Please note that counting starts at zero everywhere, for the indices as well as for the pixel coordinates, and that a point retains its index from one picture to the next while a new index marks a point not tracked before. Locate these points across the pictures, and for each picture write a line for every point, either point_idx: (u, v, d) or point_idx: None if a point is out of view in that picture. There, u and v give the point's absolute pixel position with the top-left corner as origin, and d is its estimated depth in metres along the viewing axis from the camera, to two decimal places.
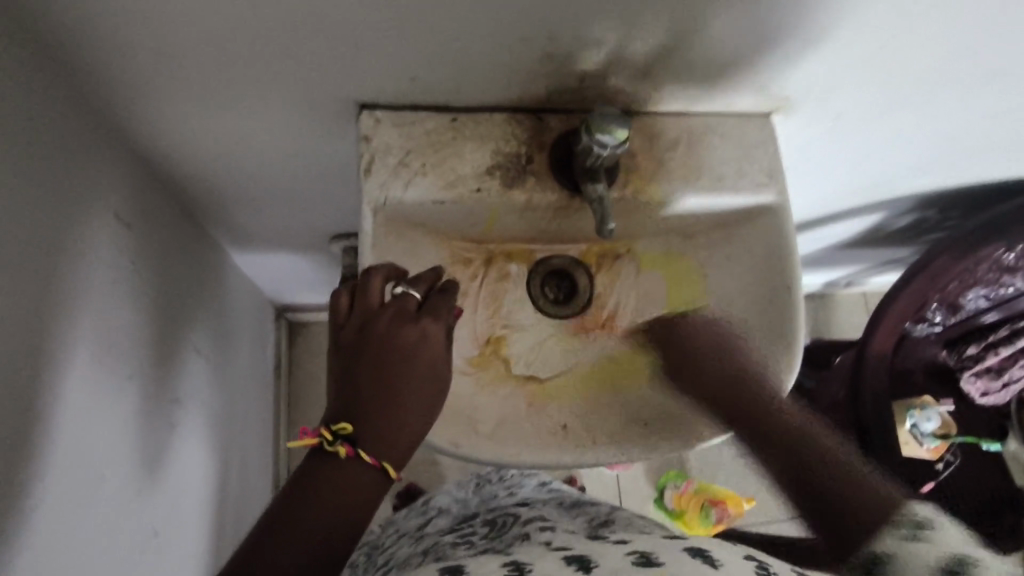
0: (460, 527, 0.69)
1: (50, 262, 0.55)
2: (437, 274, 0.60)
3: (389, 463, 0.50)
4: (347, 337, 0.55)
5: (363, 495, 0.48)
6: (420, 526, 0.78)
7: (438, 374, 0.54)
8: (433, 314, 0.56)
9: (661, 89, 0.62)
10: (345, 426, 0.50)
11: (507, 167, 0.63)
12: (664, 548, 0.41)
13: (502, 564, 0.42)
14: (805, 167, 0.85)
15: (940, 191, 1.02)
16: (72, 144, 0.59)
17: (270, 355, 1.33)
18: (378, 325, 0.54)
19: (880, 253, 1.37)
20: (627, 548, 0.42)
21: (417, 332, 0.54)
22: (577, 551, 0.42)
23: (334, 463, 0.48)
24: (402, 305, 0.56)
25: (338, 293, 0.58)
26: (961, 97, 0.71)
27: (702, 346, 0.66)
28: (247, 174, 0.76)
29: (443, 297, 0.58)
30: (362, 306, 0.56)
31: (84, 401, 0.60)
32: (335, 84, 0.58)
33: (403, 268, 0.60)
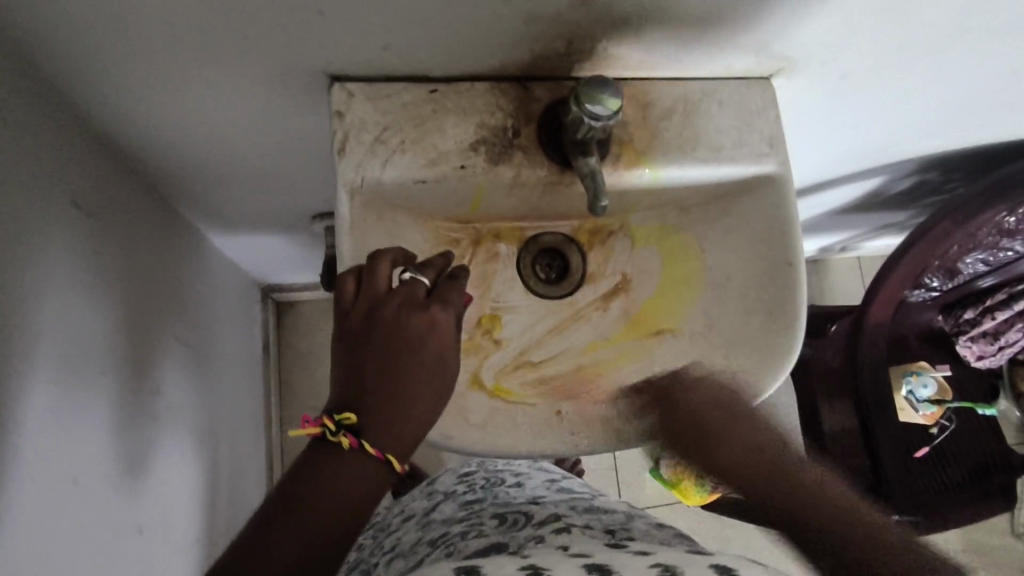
0: (469, 516, 0.67)
1: (8, 259, 0.52)
2: (447, 260, 0.57)
3: (393, 456, 0.48)
4: (352, 325, 0.51)
5: (364, 493, 0.46)
6: (428, 509, 0.76)
7: (446, 368, 0.51)
8: (443, 301, 0.53)
9: (655, 52, 0.58)
10: (349, 416, 0.47)
11: (492, 141, 0.59)
12: (691, 564, 0.40)
13: (520, 567, 0.40)
14: (808, 132, 0.81)
15: (941, 154, 0.98)
16: (29, 134, 0.54)
17: (259, 337, 1.30)
18: (385, 311, 0.51)
19: (877, 217, 1.35)
20: (649, 559, 0.41)
21: (426, 320, 0.51)
22: (598, 559, 0.41)
23: (335, 454, 0.46)
24: (411, 293, 0.52)
25: (344, 276, 0.54)
26: (969, 54, 0.68)
27: (717, 412, 0.59)
28: (218, 157, 0.72)
29: (454, 283, 0.54)
30: (368, 293, 0.52)
31: (52, 403, 0.57)
32: (305, 58, 0.53)
33: (412, 252, 0.56)
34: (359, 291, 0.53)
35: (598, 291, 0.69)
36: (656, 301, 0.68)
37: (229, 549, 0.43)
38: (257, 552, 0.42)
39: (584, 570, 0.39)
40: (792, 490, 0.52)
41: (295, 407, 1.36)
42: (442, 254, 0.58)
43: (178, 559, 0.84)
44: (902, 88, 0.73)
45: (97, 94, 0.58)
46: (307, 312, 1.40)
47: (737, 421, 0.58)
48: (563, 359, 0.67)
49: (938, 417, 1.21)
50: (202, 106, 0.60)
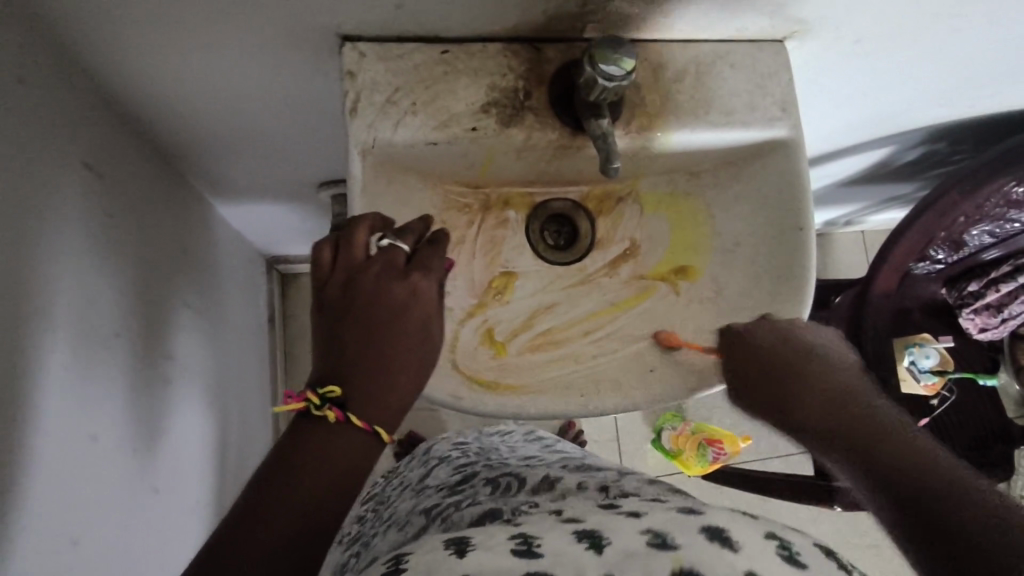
0: (462, 483, 0.68)
1: (25, 219, 0.52)
2: (426, 224, 0.57)
3: (381, 427, 0.49)
4: (331, 293, 0.52)
5: (356, 462, 0.47)
6: (424, 477, 0.78)
7: (429, 333, 0.52)
8: (423, 269, 0.53)
9: (668, 13, 0.57)
10: (333, 388, 0.48)
11: (504, 103, 0.58)
12: (680, 527, 0.41)
13: (510, 537, 0.41)
14: (817, 100, 0.80)
15: (951, 123, 0.98)
16: (39, 95, 0.54)
17: (264, 307, 1.31)
18: (365, 278, 0.52)
19: (883, 190, 1.34)
20: (640, 523, 0.42)
21: (407, 289, 0.51)
22: (588, 524, 0.42)
23: (323, 426, 0.47)
24: (390, 260, 0.53)
25: (321, 246, 0.55)
26: (982, 22, 0.67)
27: (784, 357, 0.60)
28: (223, 121, 0.71)
29: (434, 247, 0.55)
30: (346, 261, 0.53)
31: (70, 364, 0.58)
32: (314, 17, 0.52)
33: (390, 218, 0.56)
34: (336, 259, 0.54)
35: (606, 256, 0.69)
36: (663, 270, 0.69)
37: (222, 525, 0.44)
38: (256, 523, 0.43)
39: (574, 537, 0.40)
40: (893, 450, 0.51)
41: (301, 376, 1.38)
42: (421, 219, 0.58)
43: (191, 524, 0.86)
44: (914, 54, 0.72)
45: (103, 53, 0.57)
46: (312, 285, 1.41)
47: (791, 368, 0.59)
48: (571, 324, 0.68)
49: (940, 388, 1.22)
50: (210, 68, 0.59)
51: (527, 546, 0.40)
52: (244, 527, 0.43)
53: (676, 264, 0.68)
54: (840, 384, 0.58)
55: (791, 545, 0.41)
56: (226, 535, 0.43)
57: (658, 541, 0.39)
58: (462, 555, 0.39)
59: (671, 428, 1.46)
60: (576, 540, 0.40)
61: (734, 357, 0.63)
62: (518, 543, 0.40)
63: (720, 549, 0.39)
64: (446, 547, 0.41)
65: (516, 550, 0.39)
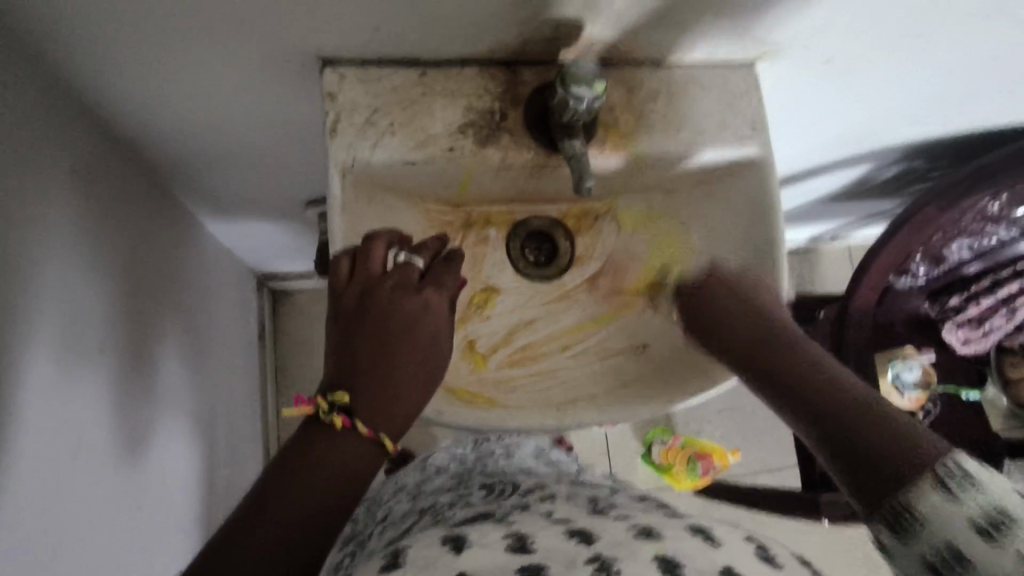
0: (456, 488, 0.69)
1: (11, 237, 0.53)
2: (441, 243, 0.60)
3: (385, 435, 0.50)
4: (346, 304, 0.55)
5: (356, 466, 0.48)
6: (419, 482, 0.78)
7: (438, 347, 0.55)
8: (436, 284, 0.56)
9: (640, 37, 0.59)
10: (341, 396, 0.49)
11: (481, 124, 0.60)
12: (669, 524, 0.42)
13: (504, 534, 0.42)
14: (792, 118, 0.83)
15: (925, 141, 1.00)
16: (24, 114, 0.55)
17: (254, 324, 1.32)
18: (380, 293, 0.54)
19: (865, 206, 1.36)
20: (630, 523, 0.43)
21: (420, 302, 0.54)
22: (580, 524, 0.43)
23: (328, 431, 0.48)
24: (405, 275, 0.55)
25: (339, 257, 0.56)
26: (947, 43, 0.70)
27: (732, 295, 0.61)
28: (209, 139, 0.72)
29: (448, 266, 0.58)
30: (362, 274, 0.55)
31: (52, 381, 0.58)
32: (295, 41, 0.54)
33: (407, 234, 0.59)
34: (353, 272, 0.56)
35: (586, 272, 0.71)
36: (642, 284, 0.70)
37: (220, 530, 0.45)
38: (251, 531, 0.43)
39: (566, 534, 0.41)
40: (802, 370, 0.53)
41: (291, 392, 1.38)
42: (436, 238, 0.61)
43: (174, 540, 0.85)
44: (883, 74, 0.75)
45: (89, 74, 0.58)
46: (302, 301, 1.42)
47: (741, 298, 0.61)
48: (549, 339, 0.69)
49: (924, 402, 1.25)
50: (196, 89, 0.61)
51: (519, 542, 0.40)
52: (249, 519, 0.44)
53: (649, 279, 0.70)
54: (755, 320, 0.59)
55: (776, 556, 0.42)
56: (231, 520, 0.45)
57: (644, 534, 0.41)
58: (458, 551, 0.40)
59: (661, 442, 1.46)
60: (567, 537, 0.41)
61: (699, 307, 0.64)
62: (511, 540, 0.41)
63: (702, 543, 0.40)
64: (443, 543, 0.41)
65: (509, 547, 0.40)
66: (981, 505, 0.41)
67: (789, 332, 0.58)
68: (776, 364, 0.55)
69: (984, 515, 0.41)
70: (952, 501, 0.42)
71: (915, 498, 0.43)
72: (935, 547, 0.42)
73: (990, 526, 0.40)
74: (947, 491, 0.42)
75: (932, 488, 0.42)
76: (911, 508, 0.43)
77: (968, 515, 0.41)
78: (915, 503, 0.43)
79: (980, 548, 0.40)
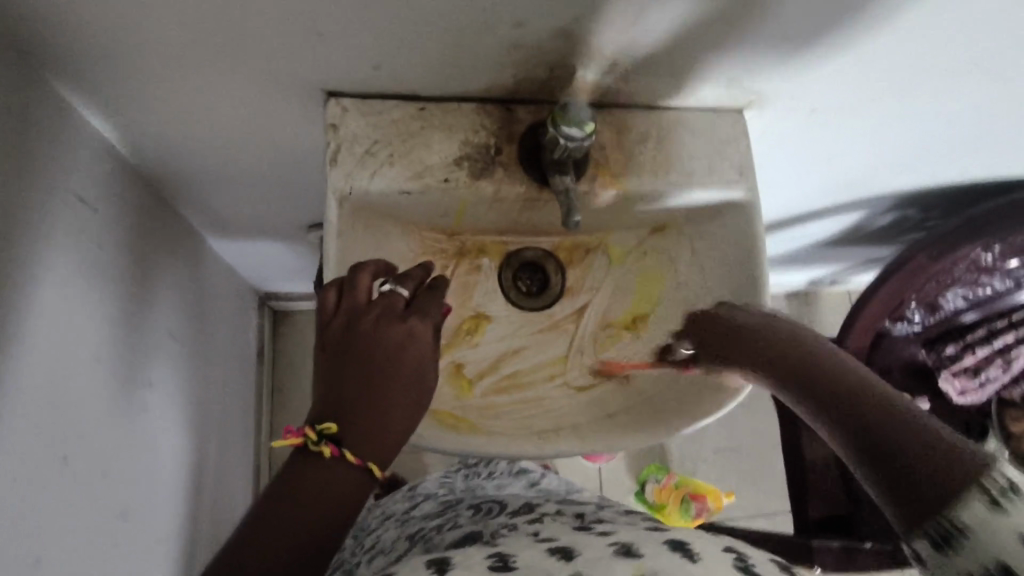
0: (443, 513, 0.71)
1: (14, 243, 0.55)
2: (426, 270, 0.60)
3: (372, 462, 0.50)
4: (333, 333, 0.55)
5: (347, 492, 0.49)
6: (408, 509, 0.79)
7: (423, 374, 0.54)
8: (421, 313, 0.56)
9: (632, 81, 0.62)
10: (329, 425, 0.50)
11: (476, 158, 0.62)
12: (648, 541, 0.43)
13: (486, 555, 0.43)
14: (784, 163, 0.85)
15: (917, 190, 1.02)
16: (41, 133, 0.57)
17: (253, 343, 1.33)
18: (365, 321, 0.55)
19: (862, 252, 1.38)
20: (609, 539, 0.44)
21: (404, 331, 0.54)
22: (561, 542, 0.45)
23: (318, 460, 0.49)
24: (390, 304, 0.56)
25: (325, 290, 0.58)
26: (932, 98, 0.73)
27: (756, 321, 0.58)
28: (218, 162, 0.75)
29: (432, 294, 0.58)
30: (348, 303, 0.57)
31: (44, 387, 0.59)
32: (302, 74, 0.57)
33: (393, 263, 0.60)
34: (339, 302, 0.57)
35: (575, 304, 0.72)
36: (627, 319, 0.71)
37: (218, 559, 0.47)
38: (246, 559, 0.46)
39: (546, 552, 0.43)
40: (835, 379, 0.48)
41: (285, 413, 1.39)
42: (422, 264, 0.62)
43: (157, 554, 0.85)
44: (869, 125, 0.77)
45: (106, 98, 0.61)
46: (302, 322, 1.44)
47: (769, 322, 0.57)
48: (536, 368, 0.70)
49: None
50: (208, 116, 0.64)
51: (501, 565, 0.42)
52: (245, 548, 0.47)
53: (634, 312, 0.71)
54: (792, 338, 0.53)
55: (748, 557, 0.42)
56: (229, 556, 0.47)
57: (624, 552, 0.42)
58: (443, 572, 0.41)
59: (654, 480, 1.45)
60: (549, 554, 0.43)
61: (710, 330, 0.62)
62: (495, 561, 0.43)
63: (680, 559, 0.41)
64: (428, 567, 0.42)
65: (493, 567, 0.42)
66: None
67: (824, 346, 0.52)
68: (821, 368, 0.49)
69: None
70: (1000, 515, 0.36)
71: (961, 512, 0.37)
72: (980, 564, 0.37)
73: None
74: (994, 505, 0.36)
75: (988, 507, 0.36)
76: (959, 524, 0.37)
77: (1022, 526, 0.35)
78: (962, 516, 0.37)
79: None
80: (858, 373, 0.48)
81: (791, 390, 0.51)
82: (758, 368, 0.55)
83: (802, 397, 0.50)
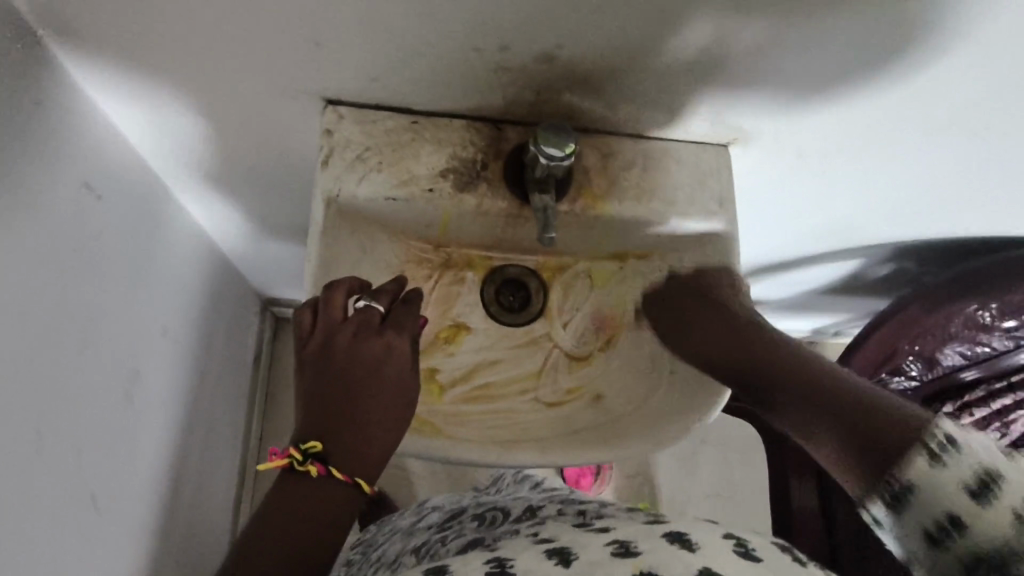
0: (450, 522, 0.73)
1: (32, 216, 0.58)
2: (400, 285, 0.63)
3: (361, 478, 0.54)
4: (310, 352, 0.59)
5: (334, 507, 0.53)
6: (415, 522, 0.81)
7: (404, 386, 0.58)
8: (397, 327, 0.59)
9: (617, 109, 0.65)
10: (314, 444, 0.54)
11: (462, 172, 0.65)
12: (647, 536, 0.47)
13: (485, 561, 0.47)
14: (776, 202, 0.86)
15: (914, 242, 1.02)
16: (59, 123, 0.60)
17: (252, 347, 1.36)
18: (339, 339, 0.58)
19: (863, 303, 1.37)
20: (608, 538, 0.48)
21: (381, 344, 0.58)
22: (559, 543, 0.48)
23: (307, 478, 0.53)
24: (366, 319, 0.59)
25: (302, 310, 0.61)
26: (920, 146, 0.73)
27: (699, 297, 0.66)
28: (225, 166, 0.78)
29: (407, 307, 0.61)
30: (324, 322, 0.59)
31: (38, 362, 0.60)
32: (302, 82, 0.60)
33: (367, 280, 0.63)
34: (315, 321, 0.60)
35: (554, 323, 0.74)
36: (602, 341, 0.73)
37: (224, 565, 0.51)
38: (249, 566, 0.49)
39: (545, 555, 0.46)
40: (784, 365, 0.55)
41: (278, 419, 1.40)
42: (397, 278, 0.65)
43: (133, 545, 0.84)
44: (857, 171, 0.79)
45: (125, 96, 0.64)
46: None
47: (709, 297, 0.65)
48: (509, 382, 0.71)
49: None
50: (217, 121, 0.67)
51: (499, 568, 0.45)
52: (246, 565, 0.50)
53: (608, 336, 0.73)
54: (736, 322, 0.61)
55: (748, 543, 0.47)
56: (230, 568, 0.50)
57: (622, 549, 0.45)
58: None
59: None
60: (547, 557, 0.46)
61: (658, 304, 0.70)
62: (493, 566, 0.45)
63: (679, 550, 0.44)
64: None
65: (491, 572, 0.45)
66: (971, 468, 0.42)
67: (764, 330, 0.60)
68: (764, 360, 0.57)
69: (976, 478, 0.41)
70: (939, 467, 0.42)
71: (910, 468, 0.43)
72: (933, 518, 0.42)
73: (984, 487, 0.41)
74: (934, 461, 0.43)
75: (930, 460, 0.43)
76: (908, 480, 0.43)
77: (959, 477, 0.42)
78: (908, 473, 0.43)
79: (971, 512, 0.41)
80: (799, 355, 0.56)
81: (745, 380, 0.58)
82: (709, 354, 0.62)
83: (758, 383, 0.57)
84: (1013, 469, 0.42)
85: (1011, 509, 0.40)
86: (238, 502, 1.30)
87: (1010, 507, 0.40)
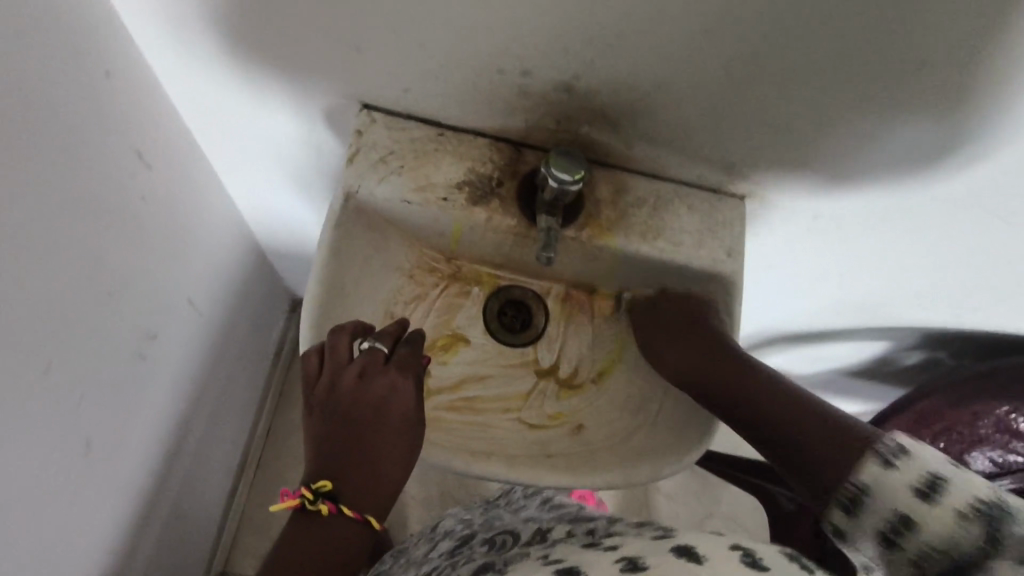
0: (461, 546, 0.73)
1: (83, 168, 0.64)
2: (403, 325, 0.63)
3: (371, 515, 0.57)
4: (318, 395, 0.60)
5: (345, 542, 0.56)
6: (427, 547, 0.81)
7: (410, 423, 0.59)
8: (402, 367, 0.60)
9: (634, 147, 0.67)
10: (324, 484, 0.56)
11: (477, 186, 0.67)
12: (655, 551, 0.46)
13: None
14: (797, 266, 0.85)
15: (945, 329, 0.98)
16: (121, 93, 0.67)
17: (274, 342, 1.40)
18: (344, 382, 0.59)
19: (894, 393, 1.31)
20: (618, 555, 0.48)
21: (387, 384, 0.59)
22: (567, 564, 0.48)
23: (318, 517, 0.56)
24: (371, 358, 0.60)
25: (308, 355, 0.62)
26: (943, 224, 0.72)
27: (682, 320, 0.69)
28: (267, 157, 0.84)
29: (411, 347, 0.62)
30: (331, 365, 0.60)
31: (64, 301, 0.65)
32: (341, 85, 0.66)
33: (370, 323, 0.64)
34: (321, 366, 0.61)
35: (549, 348, 0.74)
36: (594, 373, 0.74)
37: None
38: None
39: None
40: (762, 398, 0.59)
41: (287, 417, 1.43)
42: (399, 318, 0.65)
43: (120, 502, 0.87)
44: (878, 245, 0.78)
45: (183, 78, 0.71)
46: None
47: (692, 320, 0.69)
48: (495, 399, 0.72)
49: None
50: (260, 110, 0.73)
51: None
52: None
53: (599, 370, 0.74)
54: (715, 350, 0.65)
55: (755, 553, 0.45)
56: None
57: (630, 565, 0.45)
58: None
59: None
60: None
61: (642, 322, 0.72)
62: None
63: (684, 561, 0.44)
64: None
65: None
66: (918, 472, 0.46)
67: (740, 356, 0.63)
68: (741, 393, 0.61)
69: (924, 481, 0.46)
70: (892, 471, 0.47)
71: (865, 475, 0.48)
72: (884, 519, 0.47)
73: (932, 489, 0.45)
74: (884, 465, 0.48)
75: (881, 468, 0.48)
76: (864, 488, 0.48)
77: (907, 481, 0.46)
78: (863, 479, 0.48)
79: (923, 511, 0.45)
80: (779, 387, 0.59)
81: (726, 407, 0.62)
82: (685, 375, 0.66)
83: (735, 408, 0.61)
84: (953, 471, 0.46)
85: (956, 507, 0.45)
86: (233, 491, 1.31)
87: (956, 505, 0.45)
